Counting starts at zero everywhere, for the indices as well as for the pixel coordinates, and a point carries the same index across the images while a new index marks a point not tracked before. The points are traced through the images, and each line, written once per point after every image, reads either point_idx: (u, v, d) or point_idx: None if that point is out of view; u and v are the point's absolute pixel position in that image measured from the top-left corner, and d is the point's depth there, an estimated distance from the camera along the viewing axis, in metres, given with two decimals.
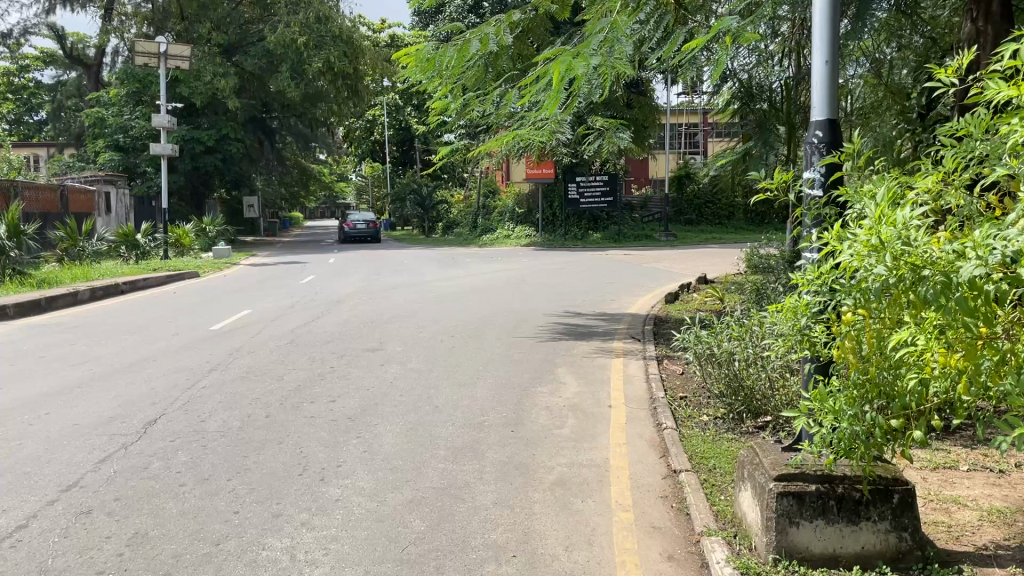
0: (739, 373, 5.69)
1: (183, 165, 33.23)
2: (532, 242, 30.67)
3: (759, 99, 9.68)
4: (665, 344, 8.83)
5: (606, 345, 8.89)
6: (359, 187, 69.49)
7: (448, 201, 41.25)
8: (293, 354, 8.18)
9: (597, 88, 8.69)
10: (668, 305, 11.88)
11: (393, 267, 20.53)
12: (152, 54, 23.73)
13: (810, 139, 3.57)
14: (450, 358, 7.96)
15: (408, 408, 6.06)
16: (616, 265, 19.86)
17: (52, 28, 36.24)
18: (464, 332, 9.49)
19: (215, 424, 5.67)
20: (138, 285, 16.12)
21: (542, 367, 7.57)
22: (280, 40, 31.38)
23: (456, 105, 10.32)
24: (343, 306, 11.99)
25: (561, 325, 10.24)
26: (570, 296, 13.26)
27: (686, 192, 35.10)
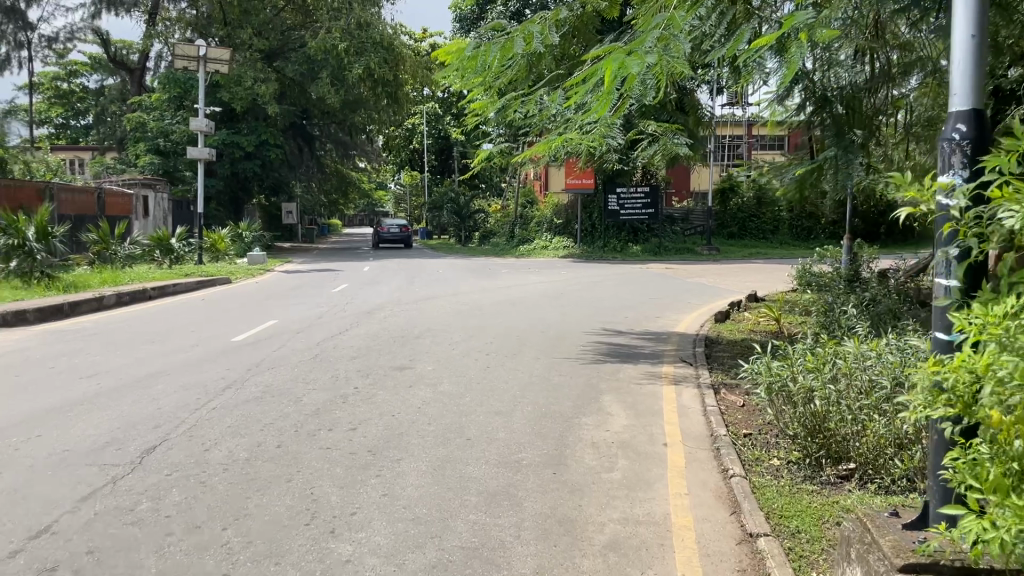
0: (820, 413, 4.92)
1: (221, 169, 33.17)
2: (571, 253, 29.93)
3: (834, 101, 8.90)
4: (721, 369, 8.03)
5: (654, 369, 8.11)
6: (398, 196, 69.51)
7: (486, 211, 40.73)
8: (315, 371, 7.55)
9: (651, 88, 7.96)
10: (719, 325, 11.06)
11: (428, 276, 19.97)
12: (191, 58, 23.49)
13: (947, 135, 2.83)
14: (485, 381, 7.25)
15: (436, 440, 5.37)
16: (658, 280, 19.01)
17: (97, 32, 36.58)
18: (500, 351, 8.78)
19: (220, 454, 5.05)
20: (167, 290, 15.72)
21: (585, 394, 6.84)
22: (320, 46, 31.15)
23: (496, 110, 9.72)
24: (373, 318, 11.37)
25: (605, 344, 9.50)
26: (613, 312, 12.49)
27: (731, 205, 34.11)
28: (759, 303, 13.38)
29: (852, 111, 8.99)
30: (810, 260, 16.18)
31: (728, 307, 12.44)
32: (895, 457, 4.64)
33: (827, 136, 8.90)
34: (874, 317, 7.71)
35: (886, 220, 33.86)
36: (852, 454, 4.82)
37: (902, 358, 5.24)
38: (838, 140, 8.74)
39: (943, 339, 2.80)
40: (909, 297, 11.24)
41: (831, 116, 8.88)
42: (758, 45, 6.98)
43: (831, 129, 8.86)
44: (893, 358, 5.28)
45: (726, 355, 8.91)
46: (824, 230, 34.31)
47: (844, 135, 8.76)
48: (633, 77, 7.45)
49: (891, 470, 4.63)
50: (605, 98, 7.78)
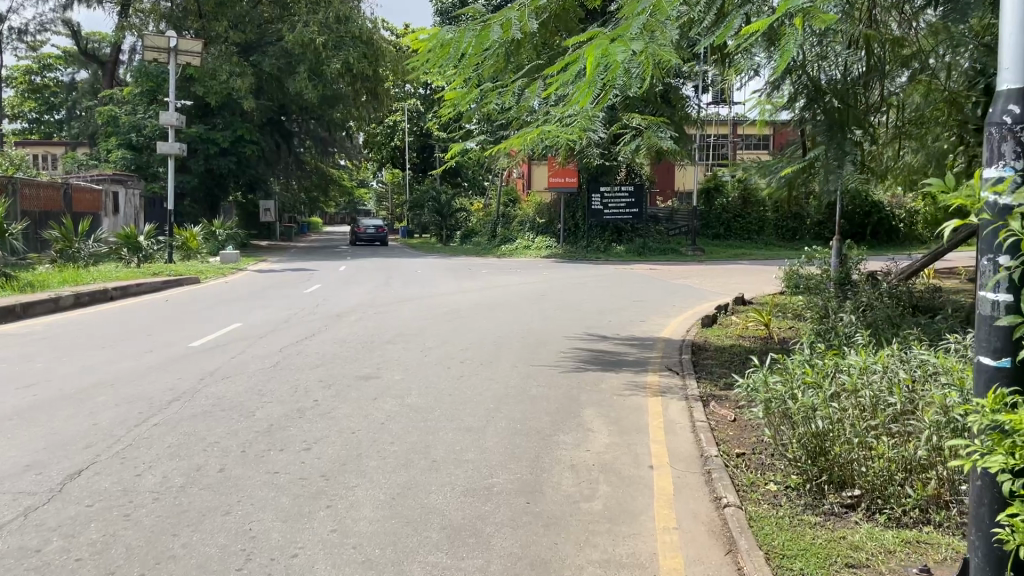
0: (821, 434, 4.46)
1: (196, 166, 32.40)
2: (553, 253, 29.44)
3: (828, 94, 8.46)
4: (710, 379, 7.57)
5: (638, 377, 7.64)
6: (380, 194, 68.74)
7: (468, 209, 40.12)
8: (273, 381, 7.00)
9: (636, 78, 7.49)
10: (706, 330, 10.62)
11: (405, 276, 19.41)
12: (162, 49, 22.77)
13: (995, 119, 2.43)
14: (457, 392, 6.73)
15: (398, 462, 4.84)
16: (642, 282, 18.57)
17: (68, 25, 35.74)
18: (474, 358, 8.26)
19: (154, 480, 4.50)
20: (131, 290, 15.05)
21: (565, 407, 6.35)
22: (299, 40, 30.13)
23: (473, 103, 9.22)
24: (342, 321, 10.83)
25: (586, 351, 9.01)
26: (594, 315, 12.02)
27: (715, 205, 33.74)
28: (745, 306, 12.99)
29: (847, 104, 8.58)
30: (796, 262, 15.81)
31: (713, 310, 12.03)
32: (905, 485, 4.20)
33: (818, 131, 8.44)
34: (871, 323, 7.30)
35: (870, 221, 33.69)
36: (857, 480, 4.35)
37: (910, 375, 4.82)
38: (831, 136, 8.29)
39: (992, 365, 2.44)
40: (900, 301, 10.90)
41: (826, 110, 8.40)
42: (751, 32, 6.50)
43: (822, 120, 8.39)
44: (899, 373, 4.85)
45: (714, 362, 8.47)
46: (808, 230, 34.04)
47: (837, 131, 8.32)
48: (617, 66, 6.97)
49: (902, 498, 4.18)
50: (587, 88, 7.29)
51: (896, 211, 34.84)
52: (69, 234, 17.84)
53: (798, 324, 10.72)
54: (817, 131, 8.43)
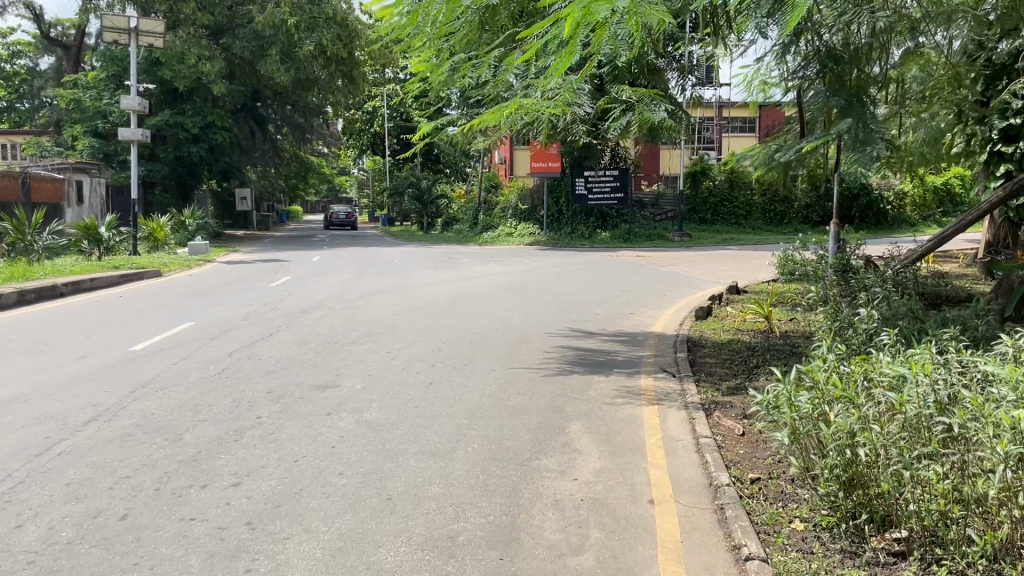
0: (860, 463, 3.63)
1: (166, 153, 31.25)
2: (537, 240, 28.53)
3: (850, 67, 7.81)
4: (709, 383, 6.75)
5: (630, 382, 6.79)
6: (360, 181, 67.47)
7: (449, 196, 39.14)
8: (214, 394, 6.11)
9: (624, 39, 6.59)
10: (700, 323, 9.80)
11: (381, 267, 18.49)
12: (121, 30, 21.57)
13: None
14: (423, 404, 5.87)
15: (344, 503, 3.97)
16: (629, 269, 17.75)
17: (30, 8, 34.22)
18: (447, 361, 7.41)
19: (35, 534, 3.61)
20: (84, 286, 13.98)
21: (548, 421, 5.48)
22: (269, 21, 29.21)
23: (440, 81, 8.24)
24: (306, 318, 9.91)
25: (571, 350, 8.17)
26: (580, 308, 11.17)
27: (702, 188, 32.96)
28: (740, 296, 12.22)
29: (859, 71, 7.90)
30: (791, 248, 15.05)
31: (707, 301, 11.24)
32: (965, 526, 3.36)
33: (833, 103, 7.73)
34: (891, 318, 6.49)
35: (859, 203, 33.12)
36: (904, 521, 3.52)
37: (964, 387, 4.00)
38: (850, 109, 7.63)
39: None
40: (906, 289, 10.16)
41: (843, 81, 7.76)
42: None
43: (829, 90, 7.72)
44: (953, 387, 3.97)
45: (713, 362, 7.64)
46: (796, 214, 33.33)
47: (856, 105, 7.69)
48: (602, 25, 6.10)
49: (962, 546, 3.36)
50: (568, 55, 6.39)
51: (885, 193, 34.25)
52: (20, 225, 16.60)
53: (800, 316, 9.94)
54: (833, 103, 7.70)
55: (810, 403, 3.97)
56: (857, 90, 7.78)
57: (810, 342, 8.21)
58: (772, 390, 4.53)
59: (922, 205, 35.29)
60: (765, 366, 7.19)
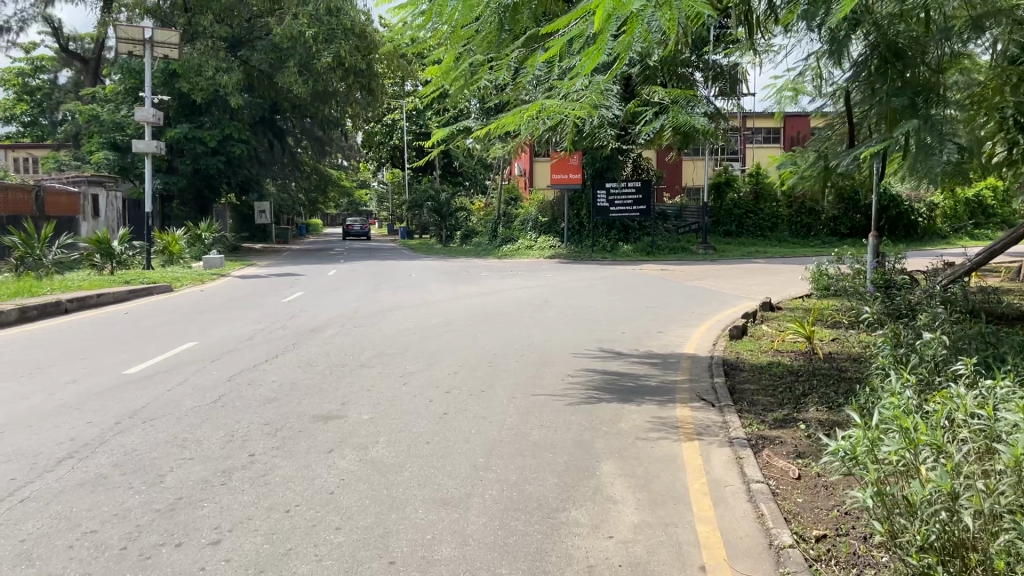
0: (971, 535, 2.96)
1: (184, 166, 31.00)
2: (558, 254, 27.88)
3: (908, 62, 7.05)
4: (753, 414, 6.09)
5: (664, 412, 6.14)
6: (381, 194, 67.36)
7: (468, 209, 38.67)
8: (207, 427, 5.54)
9: (657, 31, 5.95)
10: (735, 343, 9.15)
11: (397, 281, 17.96)
12: (136, 41, 21.35)
13: None
14: (435, 440, 5.26)
15: (339, 569, 3.35)
16: (655, 284, 17.06)
17: (51, 22, 34.29)
18: (463, 387, 6.78)
19: None
20: (90, 302, 13.50)
21: (575, 461, 4.85)
22: (286, 33, 28.90)
23: (458, 86, 7.65)
24: (315, 337, 9.33)
25: (598, 373, 7.52)
26: (605, 327, 10.53)
27: (726, 199, 32.10)
28: (775, 313, 11.52)
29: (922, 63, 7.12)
30: (826, 262, 14.31)
31: (741, 318, 10.58)
32: None
33: (895, 103, 6.90)
34: (959, 342, 5.79)
35: (888, 215, 32.27)
36: None
37: None
38: (912, 110, 6.82)
39: None
40: (959, 307, 9.40)
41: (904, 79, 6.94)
42: None
43: (889, 87, 6.98)
44: None
45: (755, 388, 6.97)
46: (823, 227, 32.48)
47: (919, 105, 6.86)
48: (635, 16, 5.47)
49: None
50: (595, 53, 5.76)
51: (915, 204, 33.27)
52: (29, 239, 16.20)
53: (843, 336, 9.25)
54: (893, 102, 6.91)
55: (898, 456, 3.32)
56: (922, 88, 6.95)
57: (860, 366, 7.51)
58: (844, 436, 3.89)
59: (953, 217, 34.30)
60: (813, 395, 6.52)
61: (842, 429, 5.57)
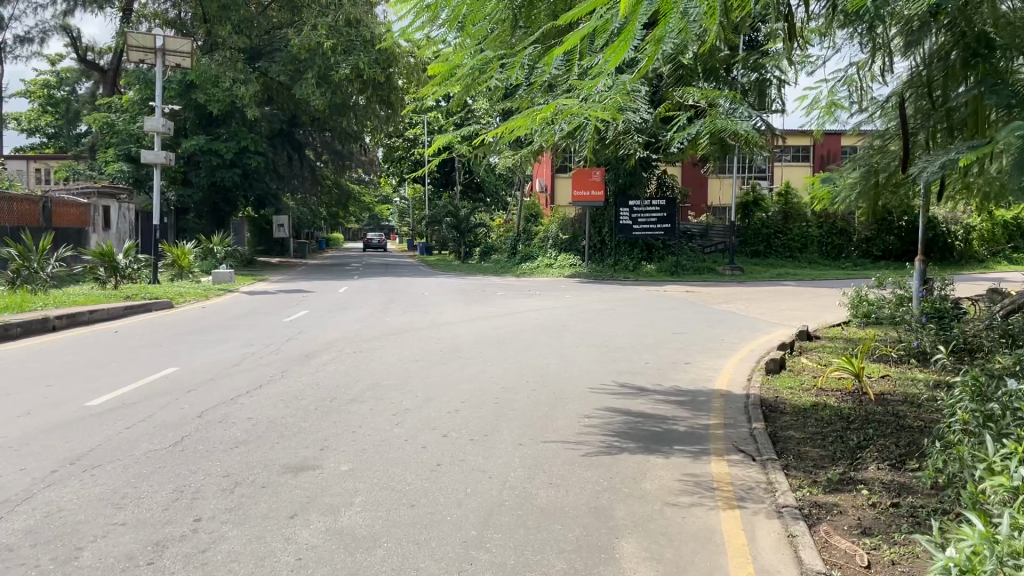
0: None
1: (200, 178, 30.50)
2: (578, 273, 27.01)
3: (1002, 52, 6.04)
4: (806, 472, 5.14)
5: (697, 467, 5.22)
6: (402, 209, 66.87)
7: (487, 225, 37.90)
8: (155, 478, 4.69)
9: (697, 21, 5.01)
10: (773, 380, 8.20)
11: (409, 299, 17.16)
12: (148, 50, 20.83)
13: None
14: (423, 503, 4.37)
15: None
16: (682, 307, 16.12)
17: (70, 33, 34.16)
18: (464, 431, 5.89)
19: None
20: (82, 319, 12.80)
21: (589, 538, 3.93)
22: (304, 44, 28.38)
23: (466, 92, 6.79)
24: (307, 365, 8.49)
25: (618, 415, 6.61)
26: (626, 357, 9.62)
27: (753, 219, 31.17)
28: (813, 344, 10.56)
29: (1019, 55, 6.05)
30: (866, 286, 13.33)
31: (778, 350, 9.63)
32: None
33: (989, 101, 5.81)
34: None
35: (925, 238, 31.07)
36: None
37: None
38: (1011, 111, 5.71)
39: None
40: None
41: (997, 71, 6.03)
42: None
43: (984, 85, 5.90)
44: None
45: (800, 437, 6.02)
46: (855, 248, 31.35)
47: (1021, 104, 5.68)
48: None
49: None
50: (621, 46, 4.79)
51: (952, 226, 31.99)
52: (26, 251, 15.62)
53: (893, 374, 8.28)
54: (988, 102, 5.81)
55: None
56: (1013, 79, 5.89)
57: (921, 413, 6.54)
58: (957, 539, 2.94)
59: (991, 240, 32.94)
60: (870, 449, 5.56)
61: (913, 497, 4.62)
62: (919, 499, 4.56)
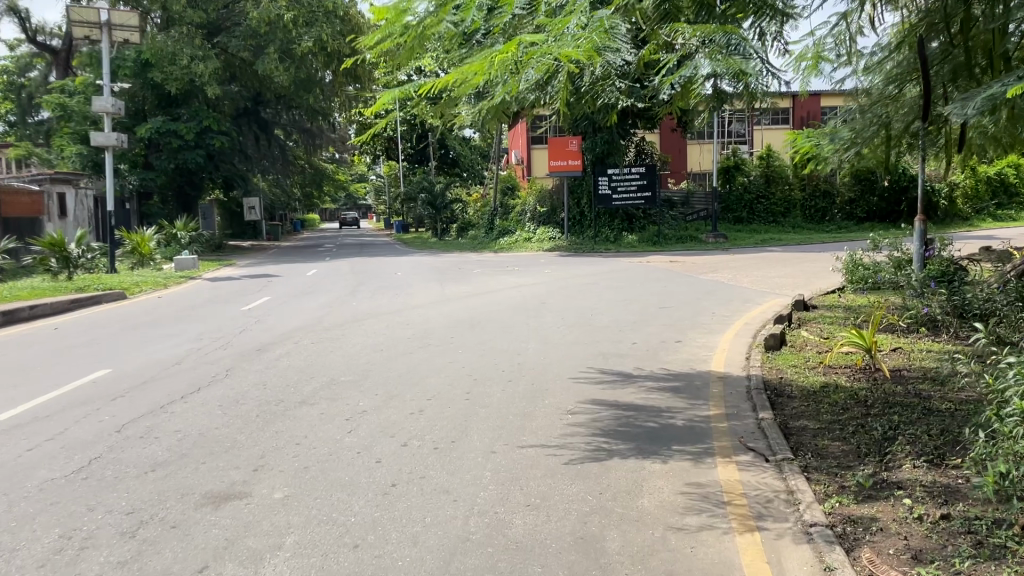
0: None
1: (161, 161, 29.21)
2: (558, 245, 26.17)
3: None
4: (830, 475, 4.34)
5: (701, 474, 4.40)
6: (378, 188, 65.51)
7: (464, 200, 36.89)
8: (40, 521, 3.80)
9: None
10: (774, 358, 7.40)
11: (381, 281, 16.25)
12: (91, 24, 19.61)
13: None
14: (371, 542, 3.52)
15: None
16: (667, 278, 15.33)
17: (18, 13, 32.55)
18: (428, 439, 5.02)
19: None
20: (22, 315, 11.79)
21: None
22: (264, 17, 26.90)
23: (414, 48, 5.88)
24: (256, 361, 7.59)
25: (605, 409, 5.77)
26: (610, 337, 8.81)
27: (735, 184, 30.46)
28: (811, 313, 9.79)
29: None
30: (859, 250, 12.58)
31: (775, 323, 8.85)
32: None
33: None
34: None
35: (911, 198, 30.50)
36: None
37: None
38: None
39: None
40: None
41: None
42: None
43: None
44: None
45: (816, 429, 5.20)
46: (839, 211, 30.73)
47: None
48: None
49: None
50: None
51: (936, 185, 31.40)
52: None
53: (907, 347, 7.51)
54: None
55: None
56: None
57: (946, 394, 5.76)
58: None
59: (974, 197, 32.42)
60: (900, 441, 4.76)
61: (965, 505, 3.81)
62: (971, 508, 3.76)
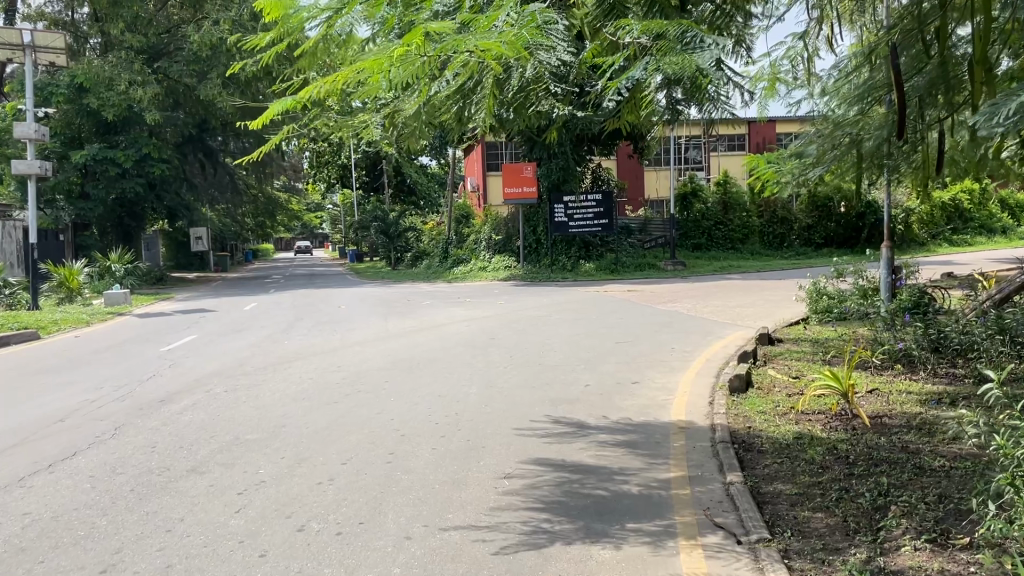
0: None
1: (98, 190, 27.88)
2: (513, 274, 25.43)
3: None
4: (815, 564, 3.53)
5: (660, 565, 3.58)
6: (334, 217, 64.24)
7: (418, 228, 36.03)
8: None
9: None
10: (740, 403, 6.63)
11: (323, 315, 15.27)
12: (14, 46, 18.38)
13: None
14: None
15: None
16: (626, 308, 14.62)
17: None
18: (332, 520, 4.13)
19: None
20: None
21: None
22: (206, 41, 26.11)
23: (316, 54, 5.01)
24: (152, 415, 6.61)
25: (550, 472, 4.94)
26: (560, 379, 8.00)
27: (693, 211, 30.08)
28: (776, 348, 9.12)
29: None
30: (823, 278, 11.99)
31: (738, 361, 8.12)
32: None
33: None
34: None
35: (869, 224, 30.39)
36: None
37: None
38: None
39: None
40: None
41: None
42: None
43: None
44: None
45: (793, 495, 4.42)
46: (797, 237, 30.49)
47: None
48: None
49: None
50: None
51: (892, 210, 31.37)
52: None
53: (882, 387, 6.81)
54: None
55: None
56: None
57: (936, 448, 5.02)
58: None
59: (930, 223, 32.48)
60: (894, 513, 3.98)
61: None
62: None
